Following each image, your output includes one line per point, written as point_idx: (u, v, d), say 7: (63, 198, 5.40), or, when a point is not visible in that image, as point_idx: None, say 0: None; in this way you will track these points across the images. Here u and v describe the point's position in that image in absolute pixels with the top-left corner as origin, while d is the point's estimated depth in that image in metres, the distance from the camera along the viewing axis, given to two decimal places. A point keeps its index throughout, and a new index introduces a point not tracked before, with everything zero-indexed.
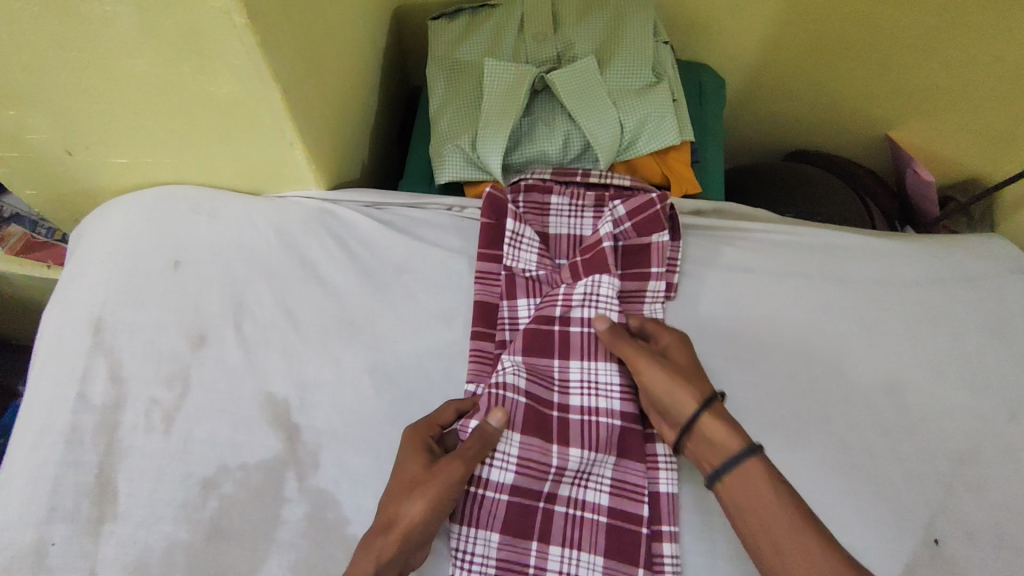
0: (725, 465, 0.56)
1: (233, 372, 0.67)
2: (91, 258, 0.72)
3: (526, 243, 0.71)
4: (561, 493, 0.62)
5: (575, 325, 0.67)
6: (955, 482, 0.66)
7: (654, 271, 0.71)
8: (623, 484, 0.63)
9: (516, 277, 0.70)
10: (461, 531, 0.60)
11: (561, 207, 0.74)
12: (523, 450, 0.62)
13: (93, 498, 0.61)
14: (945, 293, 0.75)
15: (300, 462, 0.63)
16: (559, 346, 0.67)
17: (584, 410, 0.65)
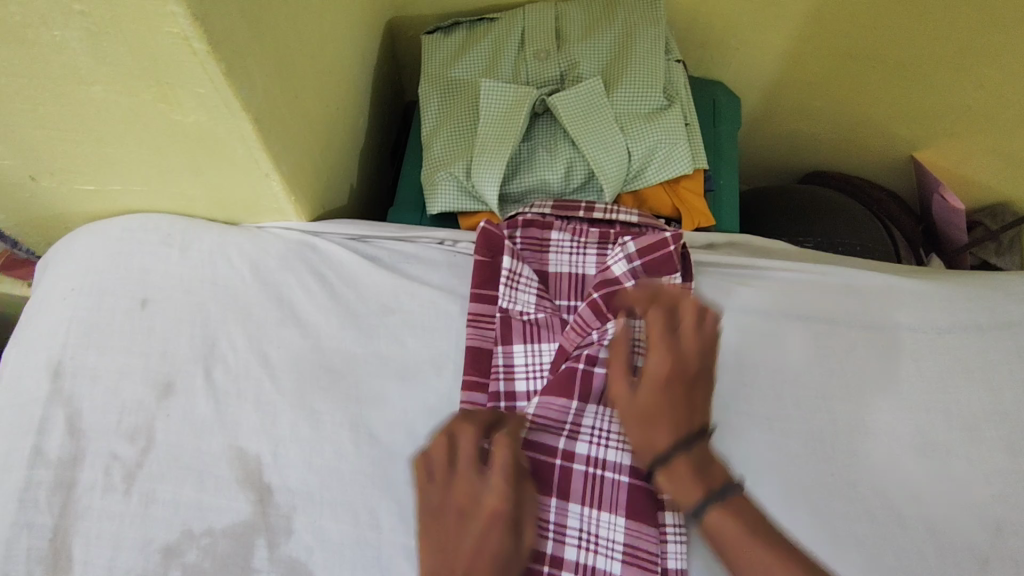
0: (702, 504, 0.49)
1: (201, 424, 0.61)
2: (53, 294, 0.67)
3: (524, 283, 0.65)
4: (566, 557, 0.57)
5: (600, 366, 0.60)
6: (991, 556, 0.60)
7: None
8: (636, 548, 0.57)
9: (512, 320, 0.64)
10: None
11: (562, 244, 0.68)
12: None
13: (47, 566, 0.56)
14: (981, 340, 0.68)
15: (272, 527, 0.58)
16: (580, 387, 0.60)
17: (591, 465, 0.59)
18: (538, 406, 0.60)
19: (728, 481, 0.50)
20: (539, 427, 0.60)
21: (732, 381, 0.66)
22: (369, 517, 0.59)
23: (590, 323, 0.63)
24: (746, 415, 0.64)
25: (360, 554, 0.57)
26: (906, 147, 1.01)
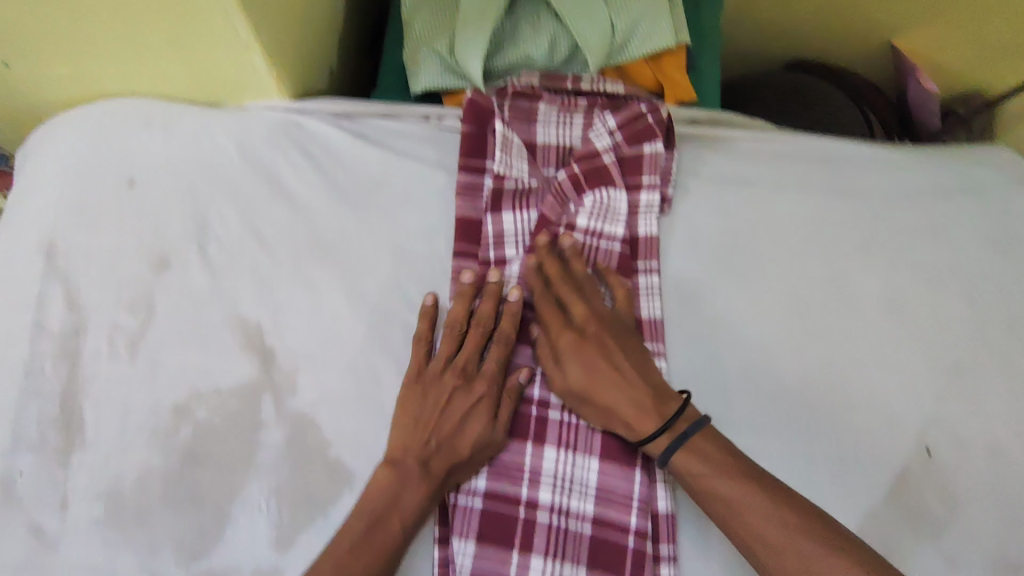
0: (674, 442, 0.55)
1: (199, 296, 0.63)
2: (36, 177, 0.67)
3: (516, 152, 0.66)
4: (553, 399, 0.61)
5: (578, 234, 0.65)
6: (949, 392, 0.65)
7: (646, 182, 0.67)
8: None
9: (503, 187, 0.65)
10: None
11: (549, 115, 0.69)
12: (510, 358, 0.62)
13: (60, 428, 0.58)
14: (949, 203, 0.72)
15: (278, 386, 0.61)
16: (560, 252, 0.64)
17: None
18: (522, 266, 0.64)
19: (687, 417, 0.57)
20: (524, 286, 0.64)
21: (713, 244, 0.68)
22: (370, 374, 0.62)
23: (569, 195, 0.67)
24: (726, 275, 0.67)
25: (364, 406, 0.61)
26: (884, 33, 1.01)
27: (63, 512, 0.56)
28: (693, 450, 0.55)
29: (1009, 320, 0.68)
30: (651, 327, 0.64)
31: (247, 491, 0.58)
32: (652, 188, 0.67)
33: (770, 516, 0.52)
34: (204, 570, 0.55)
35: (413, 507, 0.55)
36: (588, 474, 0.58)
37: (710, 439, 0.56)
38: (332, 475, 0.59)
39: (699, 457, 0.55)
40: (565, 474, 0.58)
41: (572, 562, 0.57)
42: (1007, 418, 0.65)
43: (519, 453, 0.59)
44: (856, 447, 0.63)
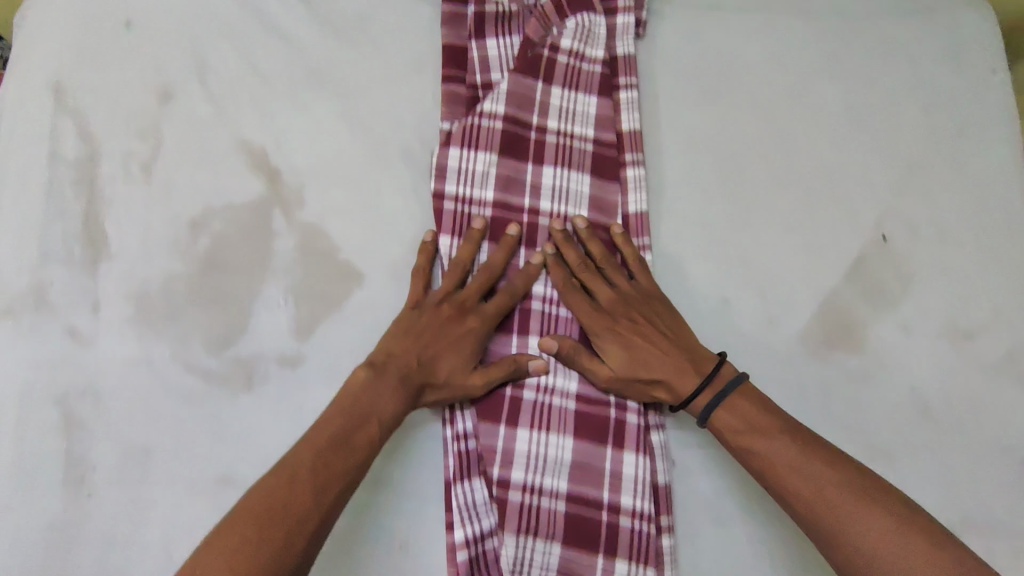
0: (715, 399, 0.57)
1: (204, 123, 0.66)
2: (37, 23, 0.69)
3: None
4: (542, 208, 0.65)
5: (561, 56, 0.69)
6: (904, 186, 0.71)
7: (621, 6, 0.72)
8: (598, 199, 0.67)
9: (484, 13, 0.70)
10: (450, 242, 0.63)
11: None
12: (502, 168, 0.65)
13: (84, 242, 0.62)
14: (901, 22, 0.77)
15: (285, 200, 0.65)
16: (544, 73, 0.68)
17: (560, 135, 0.68)
18: (511, 83, 0.67)
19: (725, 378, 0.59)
20: (513, 102, 0.67)
21: (685, 65, 0.73)
22: (371, 188, 0.66)
23: (552, 19, 0.70)
24: (697, 90, 0.72)
25: (368, 215, 0.66)
26: None
27: (95, 314, 0.61)
28: (741, 413, 0.57)
29: (957, 122, 0.74)
30: (631, 138, 0.68)
31: (265, 291, 0.63)
32: (627, 11, 0.72)
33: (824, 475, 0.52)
34: (232, 358, 0.61)
35: (387, 417, 0.55)
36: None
37: (764, 409, 0.57)
38: (343, 275, 0.64)
39: (733, 412, 0.57)
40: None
41: (565, 342, 0.62)
42: (956, 206, 0.71)
43: (513, 254, 0.64)
44: (819, 235, 0.69)
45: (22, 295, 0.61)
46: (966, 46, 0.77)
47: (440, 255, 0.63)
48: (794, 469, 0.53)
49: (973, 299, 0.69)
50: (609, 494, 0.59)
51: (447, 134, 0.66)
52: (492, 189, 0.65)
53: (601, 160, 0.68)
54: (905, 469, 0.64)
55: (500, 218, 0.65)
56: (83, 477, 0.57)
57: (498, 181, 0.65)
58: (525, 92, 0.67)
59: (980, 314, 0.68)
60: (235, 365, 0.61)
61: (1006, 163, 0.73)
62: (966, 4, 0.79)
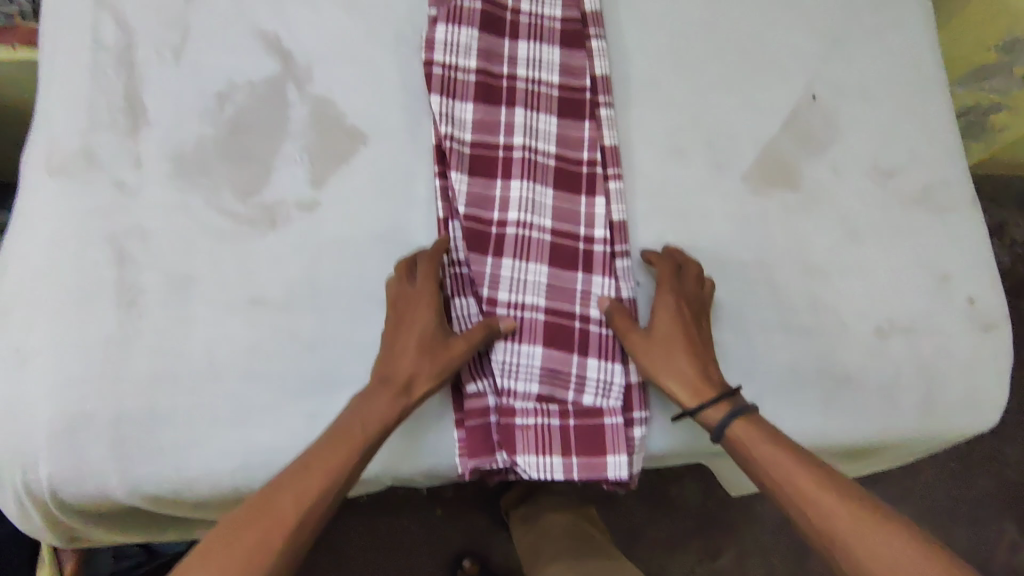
0: (724, 420, 0.63)
1: (225, 15, 0.77)
2: None
3: None
4: (519, 75, 0.77)
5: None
6: (828, 57, 0.83)
7: None
8: (567, 66, 0.78)
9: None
10: (440, 99, 0.74)
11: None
12: (482, 42, 0.76)
13: (127, 113, 0.72)
14: None
15: (298, 77, 0.76)
16: None
17: (531, 15, 0.79)
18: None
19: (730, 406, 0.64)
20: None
21: None
22: (371, 67, 0.77)
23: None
24: None
25: (369, 89, 0.76)
26: None
27: (138, 170, 0.70)
28: (750, 428, 0.63)
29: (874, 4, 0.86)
30: (594, 17, 0.79)
31: (283, 151, 0.73)
32: None
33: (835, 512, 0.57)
34: (257, 204, 0.71)
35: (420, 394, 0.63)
36: (549, 128, 0.76)
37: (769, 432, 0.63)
38: (349, 138, 0.74)
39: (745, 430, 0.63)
40: (531, 126, 0.75)
41: (542, 184, 0.74)
42: (873, 73, 0.83)
43: (495, 113, 0.75)
44: (758, 96, 0.80)
45: (75, 156, 0.70)
46: None
47: (432, 111, 0.74)
48: (788, 479, 0.59)
49: (892, 145, 0.80)
50: (580, 306, 0.72)
51: (433, 16, 0.77)
52: (475, 59, 0.76)
53: (569, 33, 0.78)
54: (842, 283, 0.74)
55: (483, 82, 0.76)
56: (132, 302, 0.66)
57: (480, 52, 0.76)
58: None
59: (898, 157, 0.80)
60: (260, 210, 0.70)
61: (915, 36, 0.85)
62: None
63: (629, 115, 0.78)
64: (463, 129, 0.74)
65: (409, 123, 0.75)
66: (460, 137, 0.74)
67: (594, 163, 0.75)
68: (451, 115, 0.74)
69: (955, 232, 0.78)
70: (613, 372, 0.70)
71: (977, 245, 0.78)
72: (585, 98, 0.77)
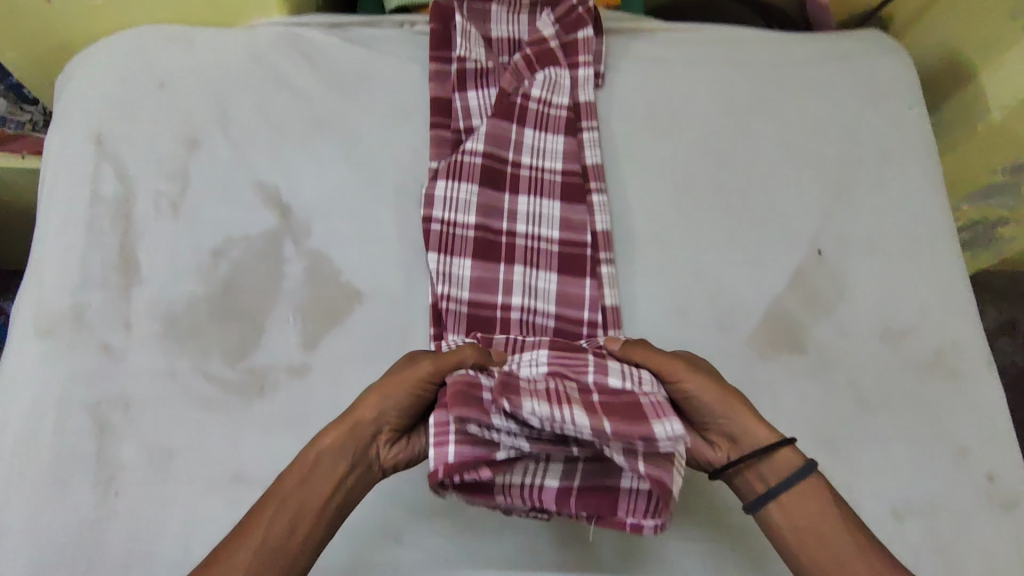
0: (784, 485, 0.57)
1: (226, 167, 0.77)
2: (83, 84, 0.80)
3: (474, 39, 0.82)
4: (518, 230, 0.75)
5: (533, 102, 0.80)
6: (835, 208, 0.81)
7: (583, 61, 0.83)
8: (568, 219, 0.76)
9: (465, 68, 0.81)
10: (437, 257, 0.72)
11: (499, 13, 0.84)
12: (483, 197, 0.76)
13: (119, 269, 0.71)
14: (828, 68, 0.88)
15: (295, 231, 0.75)
16: (518, 116, 0.79)
17: (531, 167, 0.78)
18: (490, 125, 0.78)
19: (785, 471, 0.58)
20: (493, 141, 0.78)
21: (642, 109, 0.84)
22: (370, 220, 0.76)
23: (524, 73, 0.82)
24: (650, 131, 0.83)
25: (367, 244, 0.75)
26: None
27: (127, 330, 0.69)
28: (803, 494, 0.57)
29: (879, 153, 0.84)
30: (594, 171, 0.79)
31: (275, 310, 0.71)
32: (588, 65, 0.83)
33: (857, 564, 0.54)
34: (246, 368, 0.69)
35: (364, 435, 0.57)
36: (546, 284, 0.74)
37: (821, 499, 0.56)
38: (345, 296, 0.73)
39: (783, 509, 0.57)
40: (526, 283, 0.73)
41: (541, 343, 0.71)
42: (881, 225, 0.81)
43: (492, 270, 0.73)
44: (762, 251, 0.78)
45: (65, 316, 0.69)
46: (885, 88, 0.88)
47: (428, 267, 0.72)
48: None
49: (902, 304, 0.77)
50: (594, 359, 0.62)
51: (434, 170, 0.77)
52: (474, 214, 0.75)
53: (569, 185, 0.78)
54: (852, 456, 0.71)
55: (481, 236, 0.74)
56: (111, 477, 0.64)
57: (479, 206, 0.75)
58: (502, 133, 0.78)
59: (908, 317, 0.77)
60: (249, 375, 0.68)
61: (923, 186, 0.83)
62: (885, 51, 0.91)
63: (630, 271, 0.77)
64: (461, 286, 0.72)
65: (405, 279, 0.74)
66: (458, 296, 0.72)
67: (594, 322, 0.73)
68: (447, 272, 0.72)
69: (969, 399, 0.75)
70: (640, 377, 0.60)
71: (994, 413, 0.75)
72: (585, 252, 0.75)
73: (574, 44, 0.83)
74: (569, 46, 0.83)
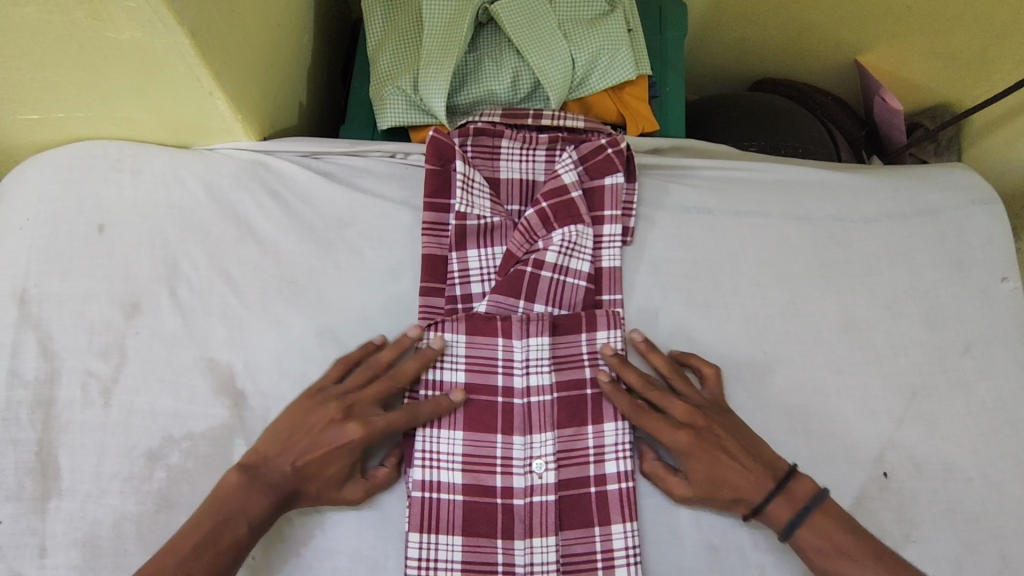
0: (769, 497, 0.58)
1: (171, 340, 0.64)
2: (8, 224, 0.67)
3: (478, 187, 0.67)
4: (515, 486, 0.61)
5: (546, 270, 0.65)
6: (906, 416, 0.66)
7: (608, 214, 0.68)
8: (570, 454, 0.62)
9: (466, 225, 0.67)
10: (421, 496, 0.59)
11: (511, 150, 0.71)
12: (467, 447, 0.61)
13: (36, 476, 0.59)
14: (906, 227, 0.73)
15: (249, 428, 0.62)
16: (527, 289, 0.65)
17: (524, 395, 0.62)
18: (466, 347, 0.63)
19: (805, 489, 0.59)
20: (472, 365, 0.63)
21: (680, 274, 0.69)
22: None
23: (538, 231, 0.67)
24: (687, 304, 0.68)
25: None
26: (847, 51, 1.04)
27: (40, 559, 0.57)
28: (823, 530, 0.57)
29: (964, 342, 0.69)
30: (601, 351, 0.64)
31: None
32: (615, 220, 0.68)
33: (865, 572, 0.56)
34: None
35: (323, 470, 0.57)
36: (552, 555, 0.59)
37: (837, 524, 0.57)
38: (304, 518, 0.60)
39: (818, 532, 0.57)
40: (529, 558, 0.59)
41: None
42: (962, 440, 0.66)
43: (489, 549, 0.59)
44: (817, 471, 0.64)
45: None
46: (974, 254, 0.73)
47: (409, 560, 0.58)
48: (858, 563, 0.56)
49: (983, 548, 0.63)
50: (593, 466, 0.61)
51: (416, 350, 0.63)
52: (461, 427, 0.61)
53: (570, 407, 0.62)
54: None
55: (470, 503, 0.60)
56: None
57: (464, 459, 0.61)
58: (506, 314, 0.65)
59: (990, 566, 0.63)
60: None
61: (1016, 385, 0.69)
62: (977, 205, 0.75)
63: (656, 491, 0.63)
64: (447, 524, 0.59)
65: (380, 503, 0.61)
66: (447, 542, 0.59)
67: None
68: (432, 561, 0.58)
69: None
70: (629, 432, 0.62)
71: None
72: (591, 499, 0.61)
73: (597, 195, 0.69)
74: (591, 196, 0.69)
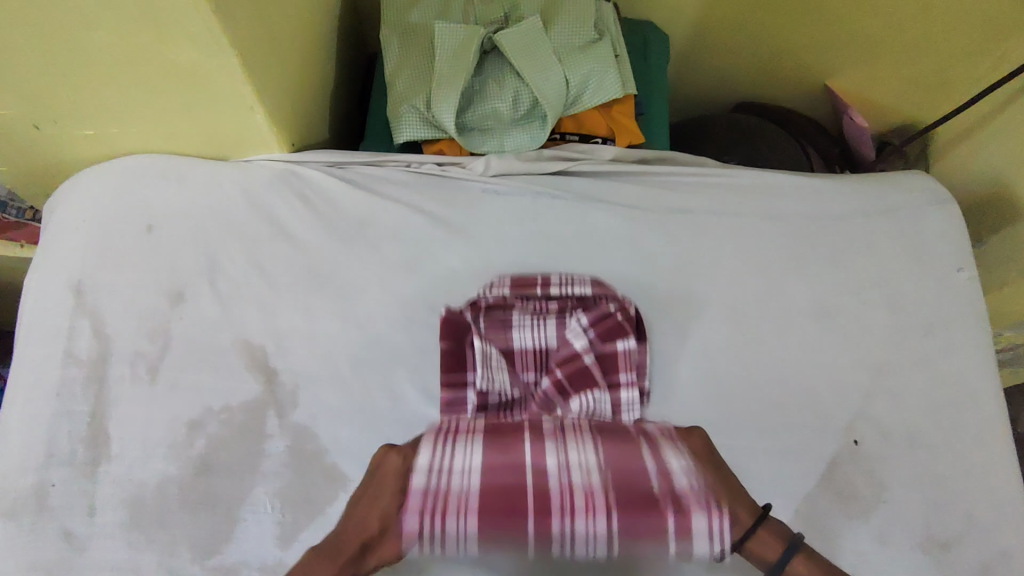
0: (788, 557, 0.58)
1: (211, 324, 0.71)
2: (67, 224, 0.76)
3: (495, 365, 0.65)
4: None
5: (574, 322, 0.67)
6: (873, 390, 0.73)
7: (626, 311, 0.68)
8: None
9: (487, 404, 0.63)
10: None
11: (523, 321, 0.68)
12: None
13: (88, 444, 0.66)
14: (869, 224, 0.81)
15: (280, 401, 0.69)
16: (554, 315, 0.69)
17: (554, 378, 0.66)
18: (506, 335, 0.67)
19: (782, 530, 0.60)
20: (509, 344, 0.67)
21: (666, 265, 0.77)
22: (363, 390, 0.70)
23: (551, 318, 0.68)
24: (673, 292, 0.76)
25: (359, 418, 0.68)
26: (818, 76, 1.15)
27: (91, 517, 0.64)
28: None
29: (925, 325, 0.77)
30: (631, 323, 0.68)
31: (252, 495, 0.65)
32: (628, 302, 0.69)
33: None
34: (214, 566, 0.63)
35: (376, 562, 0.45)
36: None
37: None
38: (328, 482, 0.66)
39: None
40: None
41: None
42: (925, 411, 0.73)
43: None
44: (794, 439, 0.70)
45: (25, 498, 0.64)
46: (931, 247, 0.81)
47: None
48: None
49: (948, 509, 0.69)
50: None
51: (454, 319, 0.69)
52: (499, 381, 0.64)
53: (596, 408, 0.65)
54: None
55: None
56: None
57: None
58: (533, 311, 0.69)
59: (954, 524, 0.69)
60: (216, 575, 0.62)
61: (974, 362, 0.76)
62: (932, 204, 0.83)
63: None
64: None
65: None
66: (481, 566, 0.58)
67: None
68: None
69: None
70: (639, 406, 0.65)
71: None
72: None
73: (611, 295, 0.70)
74: (602, 297, 0.70)
